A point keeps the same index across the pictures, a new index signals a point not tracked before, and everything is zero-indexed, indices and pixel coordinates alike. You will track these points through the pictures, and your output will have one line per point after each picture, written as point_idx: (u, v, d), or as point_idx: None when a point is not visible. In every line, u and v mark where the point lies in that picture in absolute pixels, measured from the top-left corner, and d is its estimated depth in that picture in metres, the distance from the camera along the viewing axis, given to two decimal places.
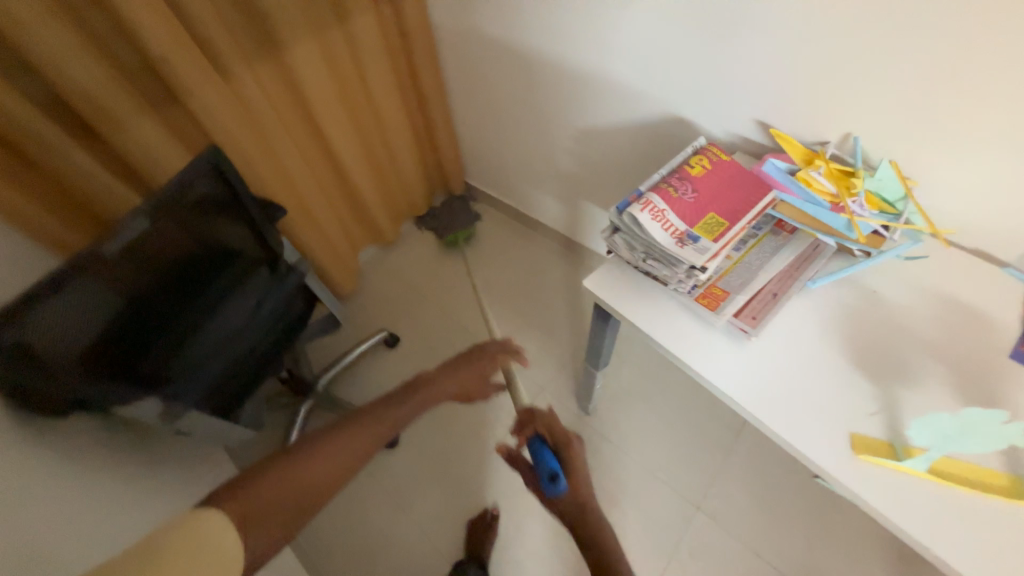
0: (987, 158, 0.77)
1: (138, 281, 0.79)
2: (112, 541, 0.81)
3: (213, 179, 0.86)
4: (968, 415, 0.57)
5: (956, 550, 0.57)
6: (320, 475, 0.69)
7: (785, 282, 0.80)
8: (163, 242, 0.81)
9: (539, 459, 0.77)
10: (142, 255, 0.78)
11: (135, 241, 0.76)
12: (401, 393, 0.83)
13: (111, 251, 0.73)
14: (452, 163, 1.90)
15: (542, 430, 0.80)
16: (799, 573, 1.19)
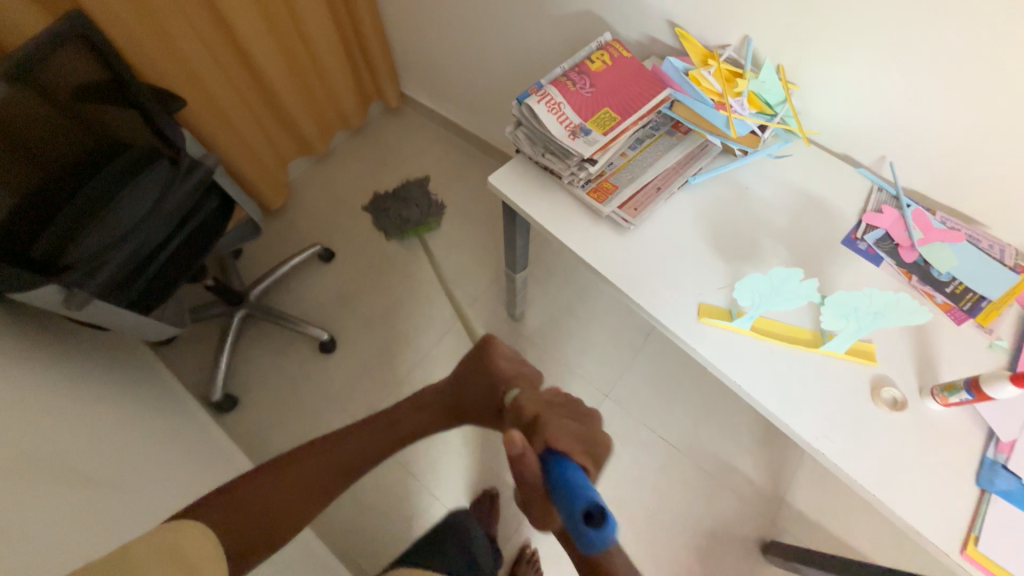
0: (855, 60, 0.83)
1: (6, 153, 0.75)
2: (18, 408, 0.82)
3: (83, 52, 0.82)
4: (773, 274, 0.69)
5: (763, 389, 0.71)
6: (313, 485, 0.67)
7: (669, 178, 0.87)
8: (28, 113, 0.77)
9: (571, 483, 0.54)
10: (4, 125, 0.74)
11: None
12: (403, 406, 0.78)
13: None
14: (382, 71, 1.86)
15: (563, 438, 0.60)
16: (686, 445, 1.40)
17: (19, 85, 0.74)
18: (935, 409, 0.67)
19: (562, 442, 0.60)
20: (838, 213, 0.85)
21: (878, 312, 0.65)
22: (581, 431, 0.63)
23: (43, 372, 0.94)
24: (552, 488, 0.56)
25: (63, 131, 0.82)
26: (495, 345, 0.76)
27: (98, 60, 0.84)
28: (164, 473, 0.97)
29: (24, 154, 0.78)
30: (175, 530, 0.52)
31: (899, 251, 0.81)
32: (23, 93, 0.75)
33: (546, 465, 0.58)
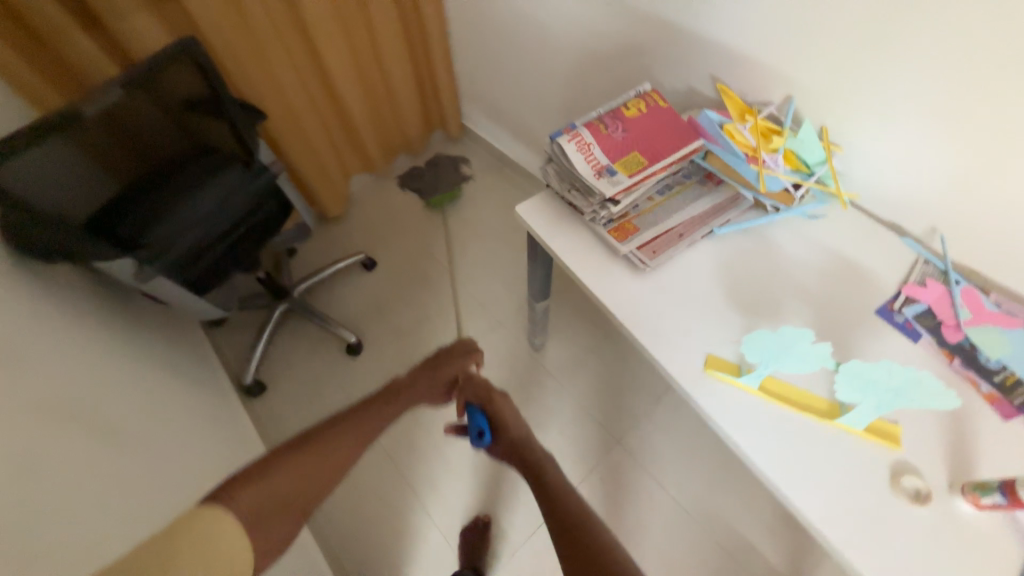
0: (906, 127, 0.81)
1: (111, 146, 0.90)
2: (78, 361, 0.94)
3: (193, 72, 0.95)
4: (783, 330, 0.67)
5: (765, 455, 0.66)
6: (330, 469, 0.68)
7: (694, 225, 0.87)
8: (135, 116, 0.91)
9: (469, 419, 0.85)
10: (115, 123, 0.89)
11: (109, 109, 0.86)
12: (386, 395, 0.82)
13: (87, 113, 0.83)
14: (449, 103, 2.00)
15: (471, 395, 0.87)
16: (697, 508, 1.31)
17: (135, 93, 0.88)
18: (964, 510, 0.60)
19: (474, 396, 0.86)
20: (875, 281, 0.80)
21: (898, 389, 0.61)
22: (482, 387, 0.86)
23: (104, 334, 1.06)
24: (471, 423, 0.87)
25: (162, 133, 0.97)
26: (448, 352, 0.90)
27: (204, 80, 0.97)
28: (186, 444, 1.05)
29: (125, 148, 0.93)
30: (205, 529, 0.53)
31: (942, 328, 0.74)
32: (136, 100, 0.89)
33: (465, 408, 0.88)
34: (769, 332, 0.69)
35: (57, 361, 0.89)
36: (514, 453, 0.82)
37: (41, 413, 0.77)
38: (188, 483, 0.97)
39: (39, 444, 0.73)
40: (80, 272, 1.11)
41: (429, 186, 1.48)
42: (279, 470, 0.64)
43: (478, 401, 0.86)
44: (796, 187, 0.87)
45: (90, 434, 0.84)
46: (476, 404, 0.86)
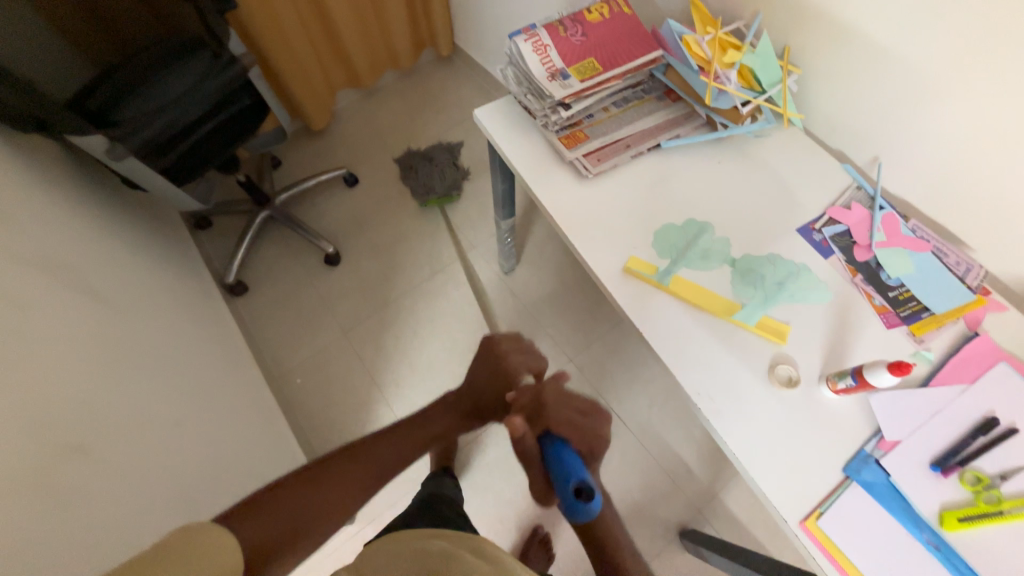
0: (861, 47, 0.80)
1: None
2: (50, 226, 0.99)
3: None
4: (682, 223, 0.82)
5: (664, 343, 0.73)
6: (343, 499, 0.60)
7: (642, 138, 0.89)
8: None
9: (562, 463, 0.59)
10: None
11: None
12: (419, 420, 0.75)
13: None
14: (440, 19, 1.93)
15: (564, 426, 0.64)
16: (635, 423, 1.42)
17: None
18: (826, 396, 0.68)
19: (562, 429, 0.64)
20: (804, 201, 0.83)
21: (780, 283, 0.75)
22: (581, 421, 0.66)
23: (81, 210, 1.12)
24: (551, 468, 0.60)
25: None
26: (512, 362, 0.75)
27: None
28: (161, 321, 1.14)
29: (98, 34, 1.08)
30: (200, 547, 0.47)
31: (855, 248, 0.79)
32: None
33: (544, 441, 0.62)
34: (676, 229, 0.82)
35: (36, 225, 0.95)
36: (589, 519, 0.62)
37: (19, 264, 0.85)
38: (162, 351, 1.07)
39: (18, 288, 0.81)
40: (61, 148, 1.17)
41: (421, 187, 1.76)
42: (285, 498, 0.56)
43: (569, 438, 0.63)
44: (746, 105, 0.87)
45: (68, 292, 0.92)
46: (573, 443, 0.63)
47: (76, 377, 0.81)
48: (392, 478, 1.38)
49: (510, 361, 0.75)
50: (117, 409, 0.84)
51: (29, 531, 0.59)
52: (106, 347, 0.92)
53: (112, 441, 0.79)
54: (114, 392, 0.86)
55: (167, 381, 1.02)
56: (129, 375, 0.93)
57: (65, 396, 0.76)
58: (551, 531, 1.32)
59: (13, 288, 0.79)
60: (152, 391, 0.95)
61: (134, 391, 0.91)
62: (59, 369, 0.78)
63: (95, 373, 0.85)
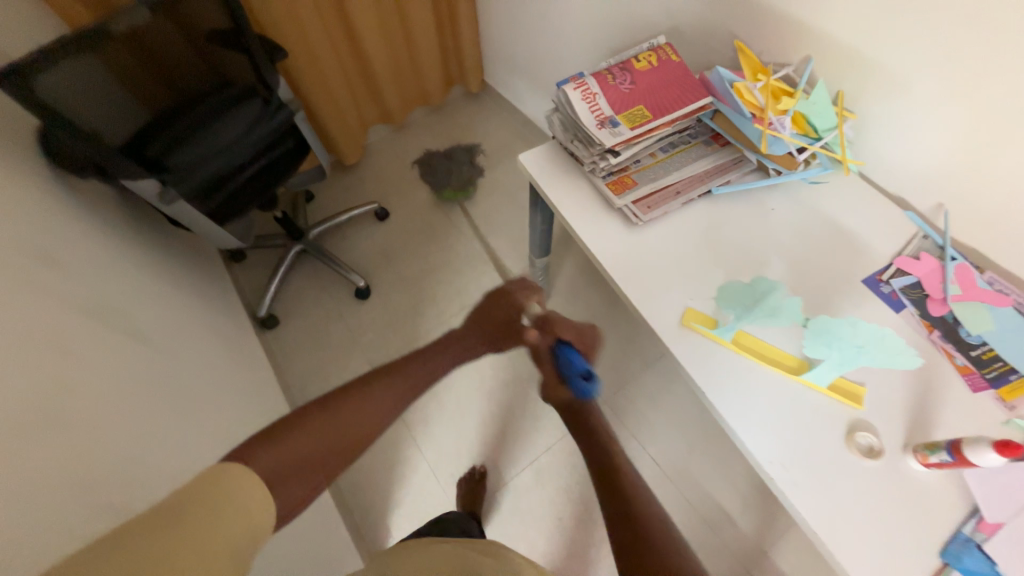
0: (923, 94, 0.78)
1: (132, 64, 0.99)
2: (99, 268, 1.00)
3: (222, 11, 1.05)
4: (755, 282, 0.76)
5: (729, 404, 0.69)
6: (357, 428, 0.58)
7: (692, 184, 0.87)
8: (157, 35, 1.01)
9: (567, 360, 0.71)
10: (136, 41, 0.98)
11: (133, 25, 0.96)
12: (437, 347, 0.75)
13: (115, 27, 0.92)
14: (471, 58, 1.98)
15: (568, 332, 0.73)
16: (673, 468, 1.35)
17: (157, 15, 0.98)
18: (914, 468, 0.62)
19: (568, 334, 0.73)
20: (868, 251, 0.80)
21: (863, 345, 0.69)
22: (581, 328, 0.75)
23: (128, 250, 1.14)
24: (559, 364, 0.72)
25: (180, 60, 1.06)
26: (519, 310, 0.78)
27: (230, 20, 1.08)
28: (196, 362, 1.14)
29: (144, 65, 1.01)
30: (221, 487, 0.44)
31: (928, 302, 0.74)
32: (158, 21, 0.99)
33: (553, 344, 0.73)
34: (743, 284, 0.78)
35: (85, 268, 0.96)
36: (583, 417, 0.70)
37: (69, 308, 0.85)
38: (197, 392, 1.06)
39: (65, 334, 0.81)
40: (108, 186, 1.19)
41: (440, 180, 1.84)
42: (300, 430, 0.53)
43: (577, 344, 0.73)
44: (801, 151, 0.85)
45: (114, 335, 0.91)
46: (578, 345, 0.73)
47: (118, 425, 0.79)
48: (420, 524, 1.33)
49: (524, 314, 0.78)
50: (156, 459, 0.82)
51: None
52: (147, 389, 0.91)
53: (150, 494, 0.77)
54: (153, 440, 0.84)
55: (201, 425, 1.00)
56: (167, 420, 0.91)
57: (106, 446, 0.74)
58: None
59: (61, 334, 0.79)
60: (188, 438, 0.93)
61: (171, 436, 0.89)
62: (102, 418, 0.77)
63: (135, 420, 0.83)
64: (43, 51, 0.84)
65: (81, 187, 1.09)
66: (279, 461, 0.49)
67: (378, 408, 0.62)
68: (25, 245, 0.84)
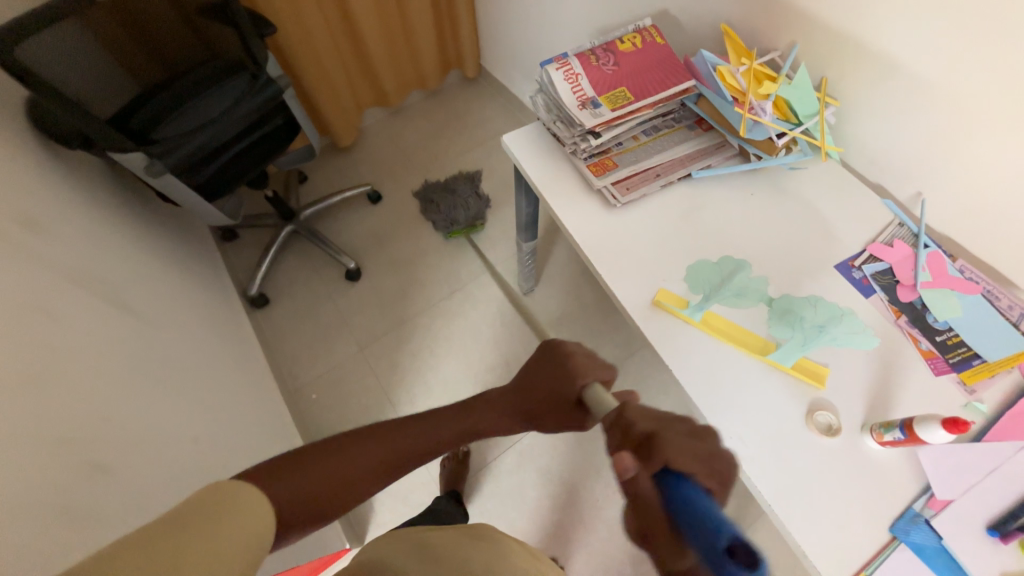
0: (904, 81, 0.78)
1: None
2: (85, 238, 1.01)
3: None
4: (721, 260, 0.78)
5: (695, 382, 0.70)
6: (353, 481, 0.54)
7: (672, 168, 0.88)
8: None
9: (692, 524, 0.37)
10: None
11: None
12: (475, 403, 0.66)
13: None
14: (468, 42, 1.97)
15: (686, 456, 0.43)
16: None
17: None
18: (871, 447, 0.64)
19: (684, 461, 0.43)
20: (842, 237, 0.80)
21: (819, 325, 0.69)
22: (706, 447, 0.45)
23: (116, 223, 1.15)
24: (679, 530, 0.38)
25: None
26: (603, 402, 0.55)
27: None
28: (184, 336, 1.16)
29: None
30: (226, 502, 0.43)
31: (897, 288, 0.75)
32: None
33: (659, 476, 0.42)
34: (711, 263, 0.79)
35: (73, 237, 0.97)
36: None
37: (56, 276, 0.87)
38: (184, 365, 1.07)
39: (50, 301, 0.82)
40: (97, 159, 1.19)
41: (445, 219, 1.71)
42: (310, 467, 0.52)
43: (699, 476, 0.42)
44: (781, 136, 0.85)
45: (100, 304, 0.93)
46: (701, 479, 0.42)
47: (102, 390, 0.81)
48: (404, 500, 1.36)
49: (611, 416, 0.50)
50: (141, 424, 0.84)
51: (51, 550, 0.57)
52: (133, 358, 0.93)
53: (133, 457, 0.79)
54: (138, 405, 0.86)
55: (187, 396, 1.02)
56: (152, 388, 0.93)
57: (90, 409, 0.76)
58: (567, 566, 1.26)
59: (47, 300, 0.81)
60: (174, 407, 0.95)
61: (156, 404, 0.91)
62: (87, 383, 0.79)
63: (119, 387, 0.85)
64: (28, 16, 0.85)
65: (68, 158, 1.09)
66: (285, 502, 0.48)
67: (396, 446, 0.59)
68: (11, 211, 0.85)
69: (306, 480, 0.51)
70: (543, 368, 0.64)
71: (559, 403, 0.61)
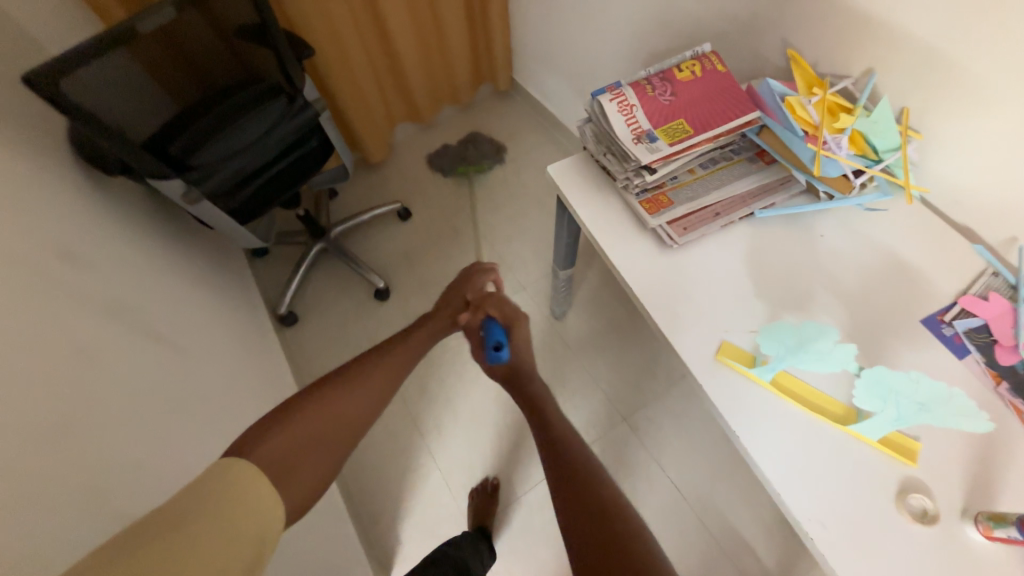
0: (1006, 117, 0.70)
1: (161, 61, 0.98)
2: (120, 266, 1.00)
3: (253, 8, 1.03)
4: (803, 325, 0.66)
5: (766, 452, 0.63)
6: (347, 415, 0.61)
7: (733, 206, 0.81)
8: (187, 33, 1.00)
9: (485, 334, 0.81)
10: (167, 38, 0.97)
11: (164, 24, 0.95)
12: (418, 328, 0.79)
13: (146, 27, 0.92)
14: (502, 57, 1.93)
15: (493, 309, 0.83)
16: (692, 494, 1.30)
17: (188, 12, 0.97)
18: (973, 539, 0.56)
19: (492, 312, 0.83)
20: (928, 288, 0.73)
21: (922, 403, 0.60)
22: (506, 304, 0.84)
23: (151, 247, 1.14)
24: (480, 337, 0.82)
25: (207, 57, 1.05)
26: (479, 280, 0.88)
27: (261, 18, 1.06)
28: (217, 361, 1.14)
29: (175, 63, 1.01)
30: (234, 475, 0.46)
31: (995, 348, 0.67)
32: (189, 18, 0.98)
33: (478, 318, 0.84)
34: (790, 326, 0.68)
35: (110, 266, 0.97)
36: (512, 379, 0.80)
37: (95, 310, 0.85)
38: (215, 394, 1.06)
39: (88, 337, 0.80)
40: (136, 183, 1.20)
41: (454, 159, 1.91)
42: (289, 428, 0.55)
43: (498, 316, 0.83)
44: (857, 174, 0.78)
45: (138, 337, 0.92)
46: (499, 319, 0.82)
47: (136, 430, 0.79)
48: (430, 533, 1.32)
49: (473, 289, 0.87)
50: (175, 465, 0.82)
51: None
52: (168, 392, 0.91)
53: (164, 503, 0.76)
54: (172, 446, 0.84)
55: (219, 428, 1.00)
56: (186, 423, 0.91)
57: (126, 453, 0.74)
58: None
59: (85, 337, 0.79)
60: (205, 442, 0.93)
61: (189, 441, 0.89)
62: (122, 424, 0.77)
63: (152, 426, 0.83)
64: (80, 50, 0.84)
65: (107, 183, 1.09)
66: (283, 446, 0.52)
67: (360, 401, 0.63)
68: (51, 244, 0.85)
69: (301, 427, 0.56)
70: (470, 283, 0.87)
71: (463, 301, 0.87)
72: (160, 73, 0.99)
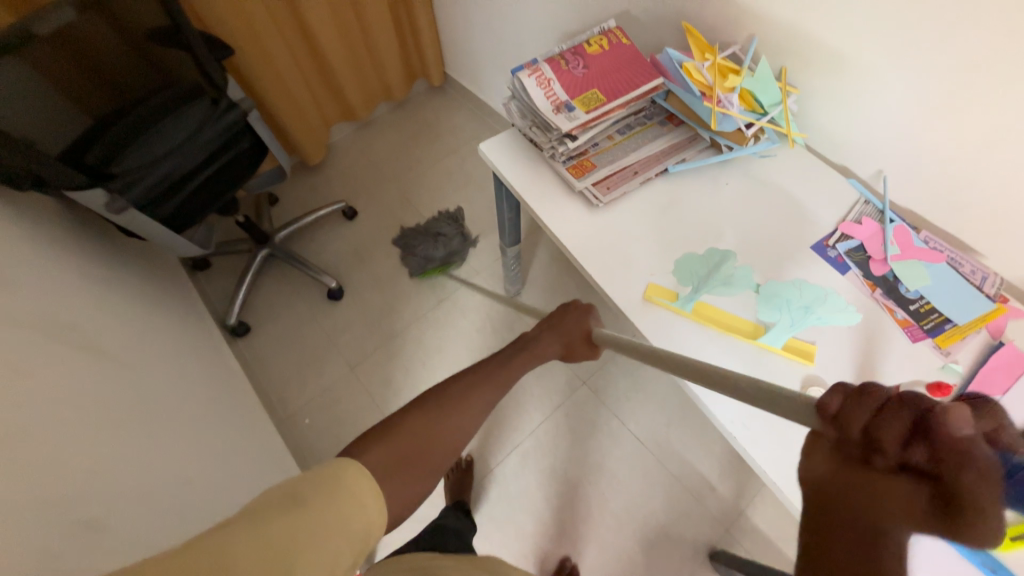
0: (857, 67, 0.82)
1: (65, 68, 0.95)
2: (47, 285, 0.96)
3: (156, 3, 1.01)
4: (708, 252, 0.81)
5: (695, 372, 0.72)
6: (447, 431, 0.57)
7: (649, 164, 0.90)
8: (91, 37, 0.97)
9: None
10: (68, 42, 0.94)
11: (63, 26, 0.92)
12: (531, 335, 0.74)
13: (44, 30, 0.89)
14: (431, 51, 1.96)
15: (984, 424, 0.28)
16: (652, 442, 1.40)
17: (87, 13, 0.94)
18: None
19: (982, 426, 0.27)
20: (815, 219, 0.84)
21: (806, 305, 0.74)
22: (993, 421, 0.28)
23: (75, 265, 1.09)
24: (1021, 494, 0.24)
25: (116, 61, 1.02)
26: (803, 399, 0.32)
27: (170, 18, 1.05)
28: (166, 374, 1.11)
29: (78, 69, 0.97)
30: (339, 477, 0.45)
31: (870, 262, 0.79)
32: (89, 20, 0.95)
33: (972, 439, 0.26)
34: (697, 257, 0.81)
35: (34, 286, 0.92)
36: None
37: (22, 329, 0.82)
38: (168, 405, 1.03)
39: (15, 352, 0.77)
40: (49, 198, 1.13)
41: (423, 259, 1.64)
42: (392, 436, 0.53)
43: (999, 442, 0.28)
44: (749, 126, 0.88)
45: (72, 354, 0.89)
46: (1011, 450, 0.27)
47: (81, 443, 0.77)
48: (409, 518, 1.34)
49: (836, 408, 0.30)
50: (130, 475, 0.80)
51: None
52: (114, 406, 0.89)
53: (123, 511, 0.75)
54: (124, 458, 0.82)
55: (174, 438, 0.97)
56: (139, 433, 0.89)
57: (76, 467, 0.72)
58: (579, 564, 1.27)
59: (15, 356, 0.76)
60: (161, 451, 0.91)
61: (144, 451, 0.87)
62: (68, 439, 0.75)
63: (102, 439, 0.81)
64: None
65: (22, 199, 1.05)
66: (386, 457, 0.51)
67: (472, 408, 0.60)
68: None
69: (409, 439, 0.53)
70: (576, 321, 0.76)
71: (958, 436, 0.26)
72: (64, 79, 0.96)
